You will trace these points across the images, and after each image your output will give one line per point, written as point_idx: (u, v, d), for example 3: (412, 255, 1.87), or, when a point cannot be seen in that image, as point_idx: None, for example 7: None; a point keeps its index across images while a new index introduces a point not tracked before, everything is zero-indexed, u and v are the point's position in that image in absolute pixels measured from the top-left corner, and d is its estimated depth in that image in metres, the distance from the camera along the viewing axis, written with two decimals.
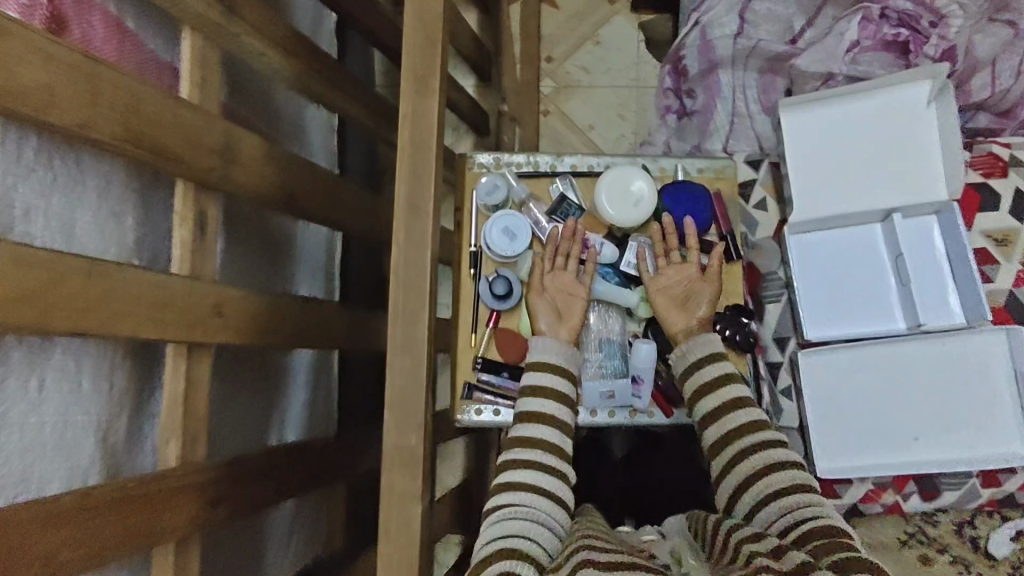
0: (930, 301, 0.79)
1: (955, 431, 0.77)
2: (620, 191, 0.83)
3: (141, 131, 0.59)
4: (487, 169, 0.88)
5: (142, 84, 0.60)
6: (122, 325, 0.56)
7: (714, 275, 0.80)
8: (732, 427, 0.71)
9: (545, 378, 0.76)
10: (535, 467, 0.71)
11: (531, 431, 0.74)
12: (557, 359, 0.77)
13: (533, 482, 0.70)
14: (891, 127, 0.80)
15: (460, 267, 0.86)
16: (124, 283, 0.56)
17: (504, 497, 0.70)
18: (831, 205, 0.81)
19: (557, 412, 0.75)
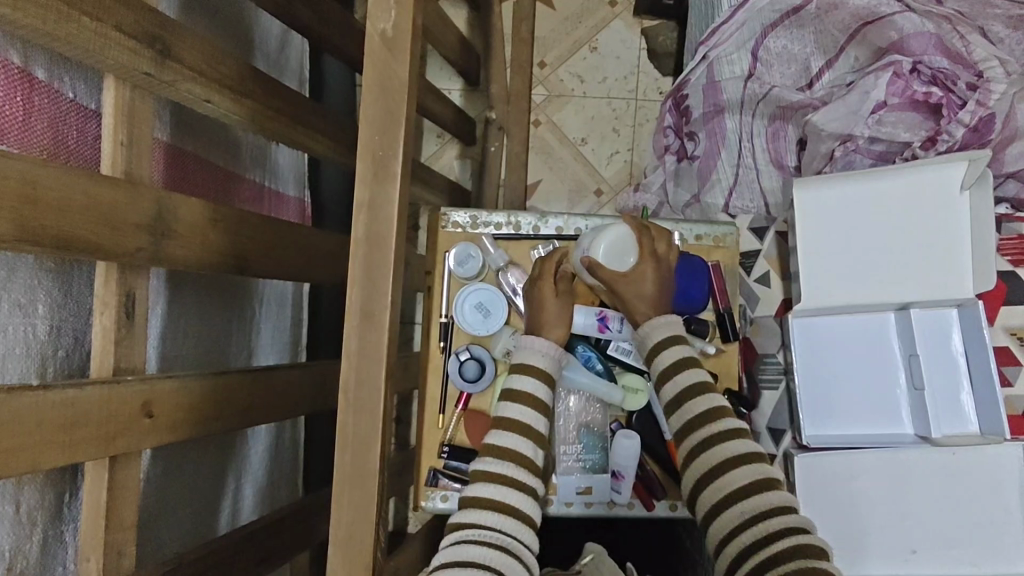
0: (945, 406, 0.73)
1: (959, 547, 0.71)
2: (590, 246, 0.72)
3: (40, 223, 0.49)
4: (463, 228, 0.78)
5: (42, 165, 0.50)
6: (15, 463, 0.48)
7: (645, 269, 0.70)
8: (689, 418, 0.64)
9: (520, 412, 0.64)
10: (498, 510, 0.59)
11: (503, 468, 0.61)
12: (546, 363, 0.67)
13: (494, 540, 0.57)
14: (914, 212, 0.72)
15: (429, 339, 0.77)
16: (20, 410, 0.48)
17: (458, 553, 0.56)
18: (845, 293, 0.74)
19: (521, 448, 0.63)
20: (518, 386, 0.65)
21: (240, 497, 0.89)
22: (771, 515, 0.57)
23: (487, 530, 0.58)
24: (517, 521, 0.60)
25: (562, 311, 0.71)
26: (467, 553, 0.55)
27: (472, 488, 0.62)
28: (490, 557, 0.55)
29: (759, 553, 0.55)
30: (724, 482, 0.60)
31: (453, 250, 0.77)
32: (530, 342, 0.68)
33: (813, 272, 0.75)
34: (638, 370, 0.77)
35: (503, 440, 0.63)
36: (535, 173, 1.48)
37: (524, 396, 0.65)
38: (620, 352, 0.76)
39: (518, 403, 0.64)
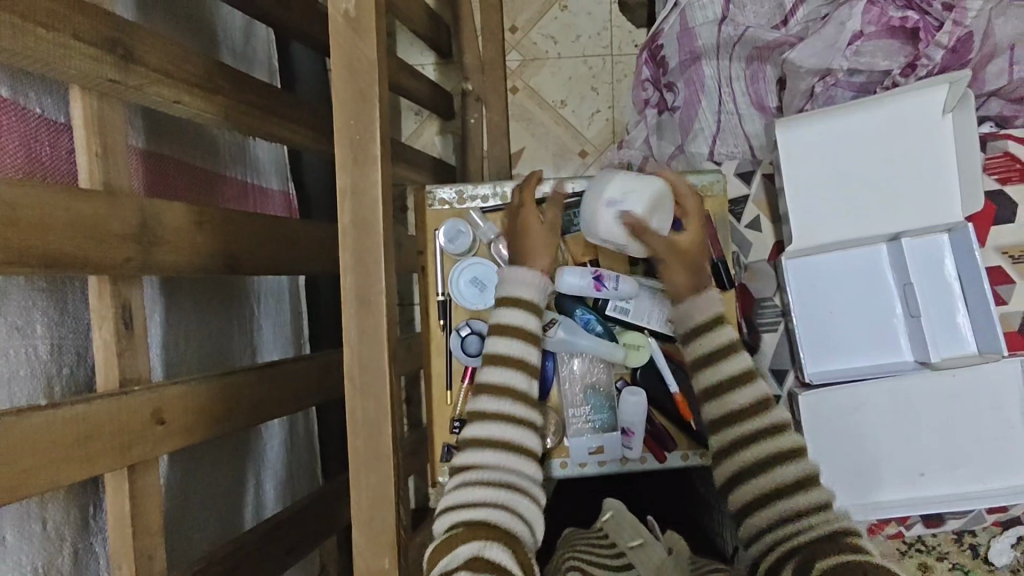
0: (940, 327, 0.72)
1: (964, 466, 0.73)
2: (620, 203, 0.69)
3: (27, 243, 0.49)
4: (450, 205, 0.78)
5: (20, 184, 0.49)
6: (35, 481, 0.49)
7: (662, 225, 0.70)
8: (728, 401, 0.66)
9: (509, 346, 0.66)
10: (501, 449, 0.63)
11: (503, 405, 0.64)
12: (529, 294, 0.68)
13: (493, 480, 0.61)
14: (898, 141, 0.72)
15: (429, 317, 0.78)
16: (32, 430, 0.48)
17: (470, 494, 0.60)
18: (833, 228, 0.75)
19: (514, 383, 0.65)
20: (505, 322, 0.67)
21: (261, 492, 0.91)
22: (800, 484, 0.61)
23: (484, 471, 0.61)
24: (517, 459, 0.63)
25: (546, 244, 0.71)
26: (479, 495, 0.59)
27: (470, 431, 0.65)
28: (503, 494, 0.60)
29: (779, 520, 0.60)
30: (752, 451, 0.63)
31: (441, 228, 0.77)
32: (516, 275, 0.68)
33: (800, 213, 0.76)
34: (637, 328, 0.77)
35: (497, 378, 0.65)
36: (518, 141, 1.47)
37: (512, 331, 0.66)
38: (618, 312, 0.76)
39: (508, 334, 0.66)
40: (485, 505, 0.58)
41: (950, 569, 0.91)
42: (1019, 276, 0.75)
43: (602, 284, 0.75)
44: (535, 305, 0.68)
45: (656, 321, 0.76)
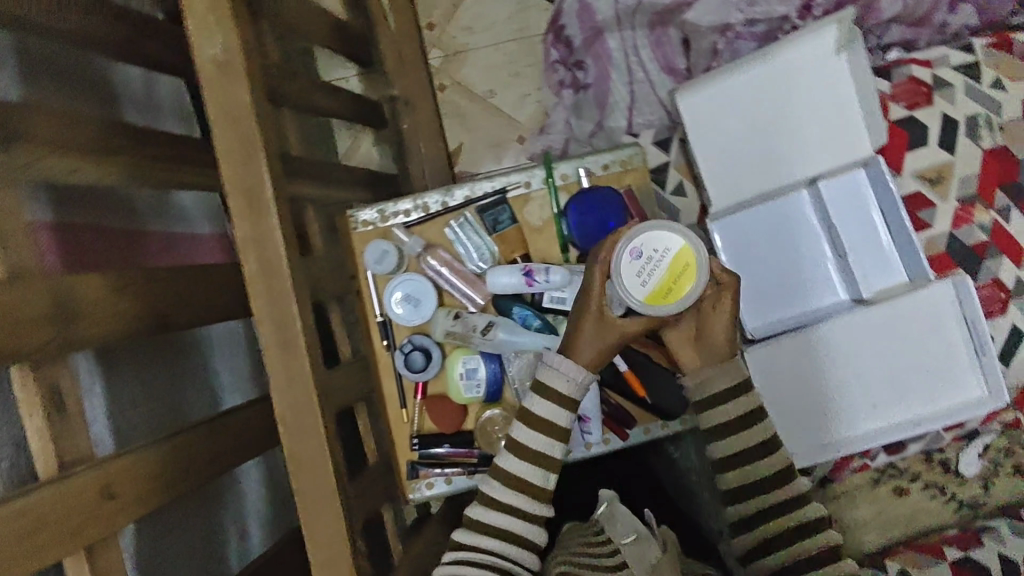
0: (869, 263, 0.76)
1: (913, 394, 0.75)
2: (648, 262, 0.60)
3: None
4: (373, 225, 0.77)
5: None
6: None
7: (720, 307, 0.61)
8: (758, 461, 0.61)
9: (534, 437, 0.61)
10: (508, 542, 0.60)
11: (510, 497, 0.60)
12: (568, 388, 0.61)
13: (489, 564, 0.58)
14: (797, 89, 0.72)
15: (372, 340, 0.78)
16: None
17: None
18: (752, 183, 0.76)
19: (531, 477, 0.61)
20: (532, 408, 0.61)
21: (245, 536, 0.91)
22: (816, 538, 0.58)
23: (474, 553, 0.59)
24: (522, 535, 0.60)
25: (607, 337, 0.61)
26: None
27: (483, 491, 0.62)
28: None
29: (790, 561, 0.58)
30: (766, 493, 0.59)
31: (367, 249, 0.76)
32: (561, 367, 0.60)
33: (713, 177, 0.76)
34: None
35: (515, 469, 0.61)
36: (453, 138, 1.45)
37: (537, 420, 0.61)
38: (556, 303, 0.75)
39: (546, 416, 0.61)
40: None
41: (924, 488, 0.94)
42: (938, 198, 0.76)
43: (532, 279, 0.74)
44: (570, 398, 0.60)
45: None
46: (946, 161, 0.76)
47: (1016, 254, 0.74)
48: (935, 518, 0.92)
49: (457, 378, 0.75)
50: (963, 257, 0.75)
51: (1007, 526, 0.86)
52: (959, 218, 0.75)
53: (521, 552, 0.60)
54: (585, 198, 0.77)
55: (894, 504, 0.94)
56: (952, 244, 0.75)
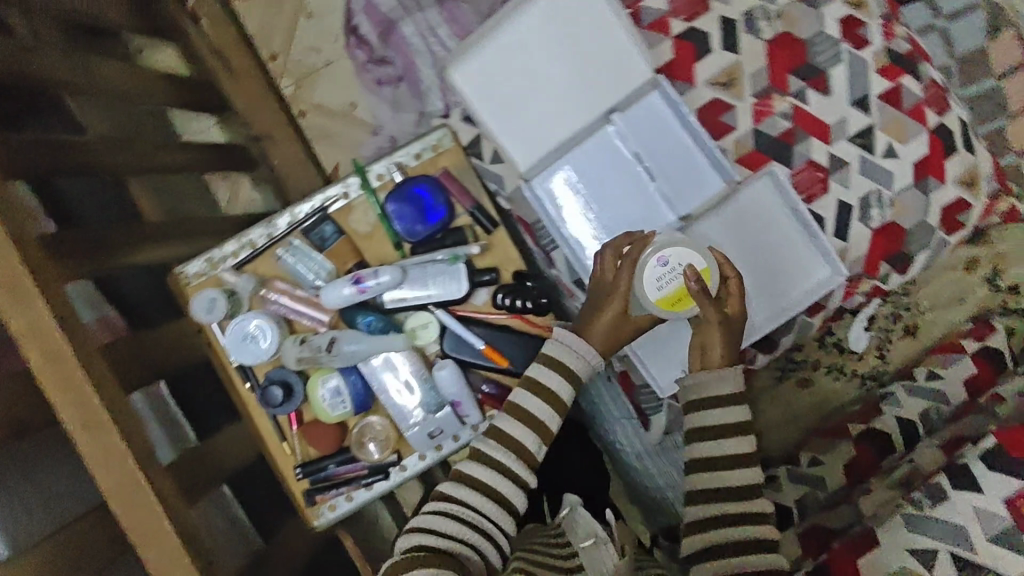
0: (686, 179, 0.76)
1: (761, 294, 0.76)
2: (670, 271, 0.68)
3: None
4: (205, 275, 0.77)
5: None
6: None
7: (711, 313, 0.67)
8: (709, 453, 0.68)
9: (535, 402, 0.69)
10: (484, 493, 0.65)
11: (493, 449, 0.67)
12: (575, 362, 0.69)
13: (461, 514, 0.63)
14: (564, 28, 0.71)
15: (234, 385, 0.77)
16: None
17: (433, 522, 0.62)
18: (554, 132, 0.74)
19: (524, 440, 0.67)
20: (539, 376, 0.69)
21: None
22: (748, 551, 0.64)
23: (453, 503, 0.64)
24: (502, 493, 0.65)
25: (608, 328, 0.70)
26: (443, 525, 0.62)
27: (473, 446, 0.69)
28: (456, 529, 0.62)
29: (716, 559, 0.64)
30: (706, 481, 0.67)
31: (194, 301, 0.74)
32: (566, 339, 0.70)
33: (512, 137, 0.74)
34: (422, 306, 0.77)
35: (512, 427, 0.68)
36: None
37: (544, 390, 0.69)
38: (397, 301, 0.77)
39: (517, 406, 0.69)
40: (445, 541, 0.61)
41: (827, 373, 0.95)
42: (735, 100, 0.76)
43: (362, 285, 0.74)
44: (577, 375, 0.69)
45: (436, 292, 0.77)
46: (733, 62, 0.76)
47: (821, 132, 0.75)
48: (840, 398, 0.95)
49: (323, 401, 0.76)
50: (775, 150, 0.76)
51: (902, 389, 0.87)
52: (760, 112, 0.76)
53: (498, 512, 0.64)
54: (410, 190, 0.78)
55: (800, 397, 0.96)
56: (759, 141, 0.76)
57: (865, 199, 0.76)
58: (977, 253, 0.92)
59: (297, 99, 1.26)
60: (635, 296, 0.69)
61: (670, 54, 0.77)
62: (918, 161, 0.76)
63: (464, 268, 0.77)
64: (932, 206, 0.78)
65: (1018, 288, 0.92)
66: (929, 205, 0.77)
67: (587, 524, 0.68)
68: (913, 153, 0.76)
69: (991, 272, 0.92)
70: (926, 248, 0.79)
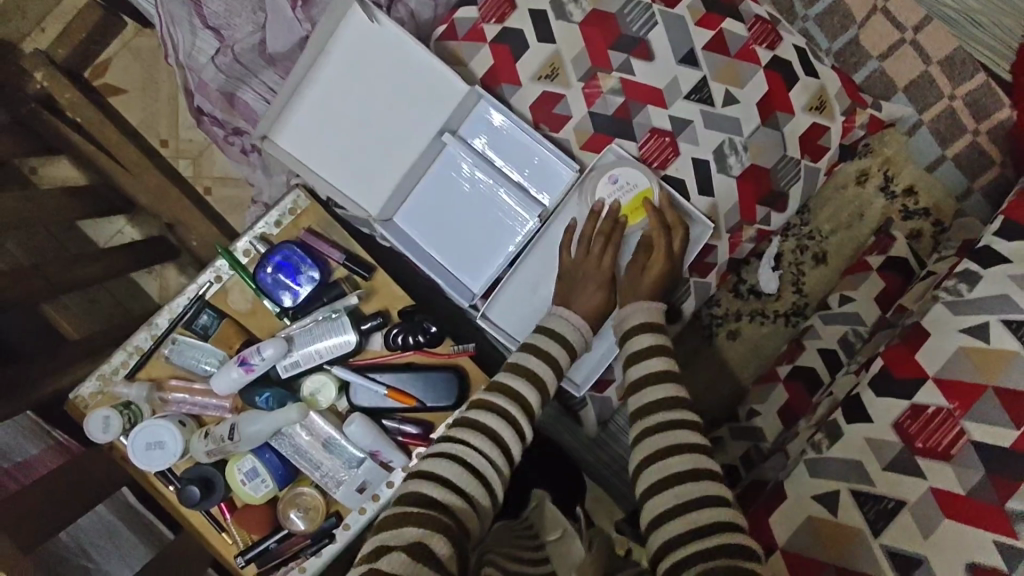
0: (537, 177, 0.78)
1: None
2: (622, 189, 0.74)
3: None
4: (100, 393, 0.78)
5: None
6: None
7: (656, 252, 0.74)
8: (639, 379, 0.69)
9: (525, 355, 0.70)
10: (483, 438, 0.63)
11: (499, 400, 0.66)
12: (557, 322, 0.73)
13: (466, 458, 0.61)
14: (366, 70, 0.74)
15: (158, 491, 0.77)
16: None
17: (432, 468, 0.60)
18: (392, 168, 0.75)
19: (520, 390, 0.67)
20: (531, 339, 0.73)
21: None
22: (711, 504, 0.58)
23: (458, 445, 0.62)
24: (503, 438, 0.64)
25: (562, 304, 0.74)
26: (443, 470, 0.59)
27: (481, 395, 0.67)
28: (455, 476, 0.59)
29: (671, 519, 0.58)
30: (646, 410, 0.66)
31: (89, 423, 0.74)
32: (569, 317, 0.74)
33: (347, 181, 0.75)
34: (318, 367, 0.77)
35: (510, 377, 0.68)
36: None
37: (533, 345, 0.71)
38: (291, 369, 0.77)
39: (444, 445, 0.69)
40: (441, 490, 0.57)
41: (752, 320, 0.94)
42: (564, 88, 0.76)
43: (248, 364, 0.74)
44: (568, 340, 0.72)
45: (326, 350, 0.77)
46: (552, 53, 0.76)
47: (654, 98, 0.75)
48: (773, 341, 0.94)
49: (244, 483, 0.75)
50: (615, 129, 0.76)
51: (820, 320, 0.86)
52: (589, 95, 0.75)
53: (484, 462, 0.61)
54: (274, 258, 0.78)
55: (733, 350, 0.95)
56: (597, 123, 0.76)
57: (719, 149, 0.76)
58: (866, 165, 0.92)
59: (199, 177, 1.24)
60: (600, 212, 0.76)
61: (491, 60, 0.77)
62: (761, 100, 0.76)
63: (348, 318, 0.77)
64: (789, 139, 0.78)
65: (914, 189, 0.93)
66: (786, 138, 0.78)
67: (554, 519, 0.65)
68: (754, 93, 0.76)
69: (883, 180, 0.93)
70: (797, 180, 0.80)
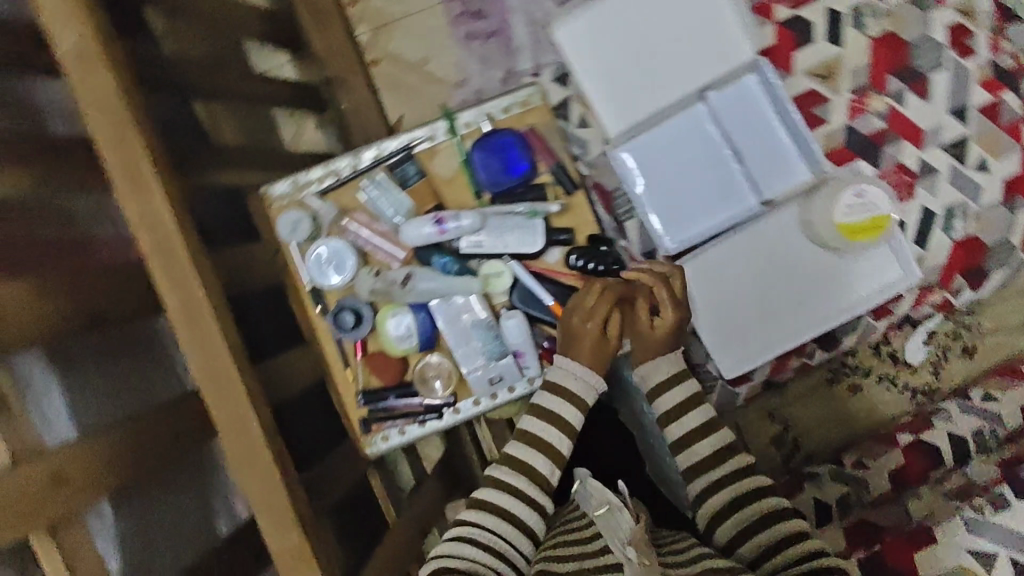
0: (772, 166, 0.77)
1: (831, 294, 0.78)
2: (862, 205, 0.71)
3: None
4: (288, 197, 0.79)
5: None
6: None
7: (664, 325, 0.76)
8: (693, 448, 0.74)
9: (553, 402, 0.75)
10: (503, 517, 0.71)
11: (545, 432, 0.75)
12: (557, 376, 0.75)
13: (486, 539, 0.69)
14: (665, 1, 0.74)
15: (305, 308, 0.80)
16: None
17: (455, 548, 0.68)
18: (645, 104, 0.77)
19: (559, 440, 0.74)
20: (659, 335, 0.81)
21: (235, 510, 0.99)
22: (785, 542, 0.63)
23: (471, 532, 0.70)
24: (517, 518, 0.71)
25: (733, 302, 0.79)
26: (462, 550, 0.68)
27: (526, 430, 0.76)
28: (476, 553, 0.68)
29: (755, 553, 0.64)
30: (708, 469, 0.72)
31: (281, 220, 0.78)
32: (575, 367, 0.75)
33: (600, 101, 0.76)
34: (497, 255, 0.79)
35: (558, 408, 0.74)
36: None
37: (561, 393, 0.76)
38: (473, 247, 0.78)
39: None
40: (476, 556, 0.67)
41: (880, 382, 0.95)
42: (831, 93, 0.82)
43: (444, 225, 0.77)
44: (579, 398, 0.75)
45: (512, 243, 0.78)
46: (833, 56, 0.81)
47: (913, 135, 0.81)
48: (893, 407, 0.94)
49: (390, 332, 0.78)
50: (862, 149, 0.82)
51: (957, 406, 0.87)
52: (852, 108, 0.82)
53: (515, 531, 0.70)
54: (500, 138, 0.79)
55: (850, 403, 0.95)
56: (849, 138, 0.82)
57: (949, 209, 0.81)
58: None
59: (371, 49, 1.14)
60: (823, 215, 0.73)
61: (772, 40, 0.82)
62: (1008, 177, 0.81)
63: (542, 224, 0.78)
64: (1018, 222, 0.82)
65: None
66: (1015, 220, 0.81)
67: (600, 493, 0.64)
68: (1005, 169, 0.81)
69: None
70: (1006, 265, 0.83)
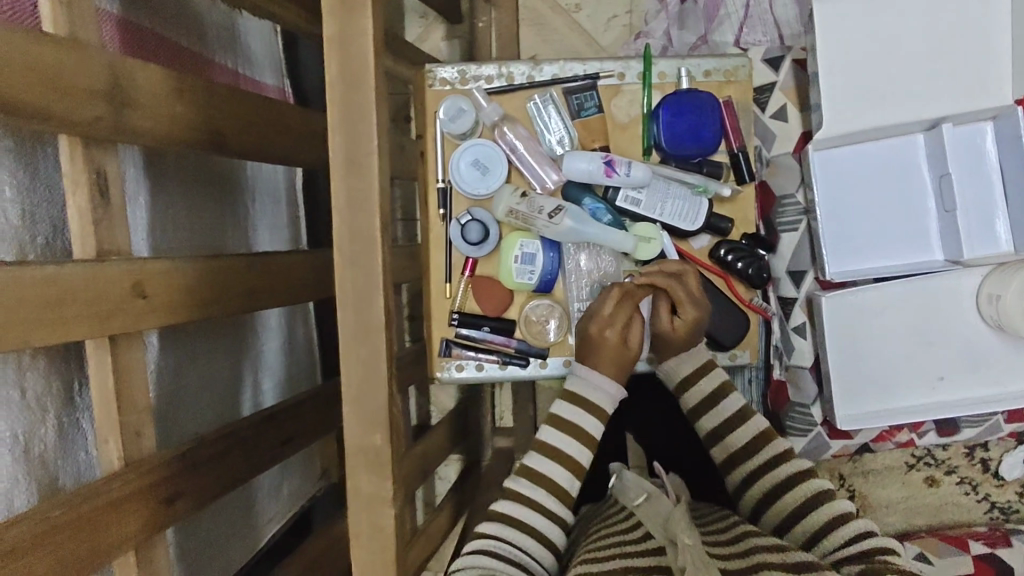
0: (977, 229, 0.77)
1: (977, 373, 0.81)
2: None
3: (16, 98, 0.45)
4: (451, 85, 0.72)
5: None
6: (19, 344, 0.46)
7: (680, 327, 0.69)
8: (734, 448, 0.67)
9: (574, 413, 0.68)
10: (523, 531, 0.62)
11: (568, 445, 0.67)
12: (597, 396, 0.68)
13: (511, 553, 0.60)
14: (934, 30, 0.77)
15: (428, 206, 0.73)
16: (17, 288, 0.45)
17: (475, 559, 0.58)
18: (868, 117, 0.79)
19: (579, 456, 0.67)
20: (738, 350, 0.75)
21: (260, 387, 0.93)
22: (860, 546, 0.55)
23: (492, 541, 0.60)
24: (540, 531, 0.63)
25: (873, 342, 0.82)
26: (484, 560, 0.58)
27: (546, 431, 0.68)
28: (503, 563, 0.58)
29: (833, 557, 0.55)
30: (769, 477, 0.64)
31: (441, 106, 0.71)
32: (593, 377, 0.68)
33: (835, 102, 0.79)
34: (649, 219, 0.73)
35: (570, 413, 0.67)
36: None
37: (589, 403, 0.68)
38: (629, 203, 0.72)
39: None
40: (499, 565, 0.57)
41: (957, 483, 0.93)
42: None
43: (614, 168, 0.70)
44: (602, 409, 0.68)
45: (669, 213, 0.72)
46: None
47: None
48: (961, 513, 0.93)
49: (512, 260, 0.72)
50: None
51: None
52: None
53: (539, 547, 0.62)
54: (698, 98, 0.71)
55: (920, 494, 0.93)
56: None
57: None
58: None
59: None
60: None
61: None
62: None
63: (707, 204, 0.72)
64: None
65: None
66: None
67: (639, 484, 0.61)
68: None
69: None
70: None
